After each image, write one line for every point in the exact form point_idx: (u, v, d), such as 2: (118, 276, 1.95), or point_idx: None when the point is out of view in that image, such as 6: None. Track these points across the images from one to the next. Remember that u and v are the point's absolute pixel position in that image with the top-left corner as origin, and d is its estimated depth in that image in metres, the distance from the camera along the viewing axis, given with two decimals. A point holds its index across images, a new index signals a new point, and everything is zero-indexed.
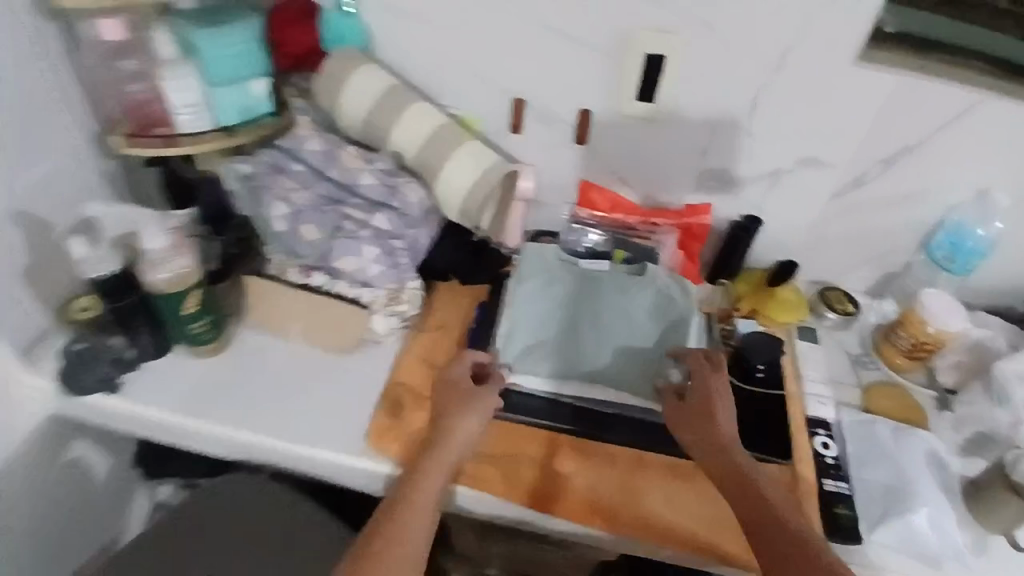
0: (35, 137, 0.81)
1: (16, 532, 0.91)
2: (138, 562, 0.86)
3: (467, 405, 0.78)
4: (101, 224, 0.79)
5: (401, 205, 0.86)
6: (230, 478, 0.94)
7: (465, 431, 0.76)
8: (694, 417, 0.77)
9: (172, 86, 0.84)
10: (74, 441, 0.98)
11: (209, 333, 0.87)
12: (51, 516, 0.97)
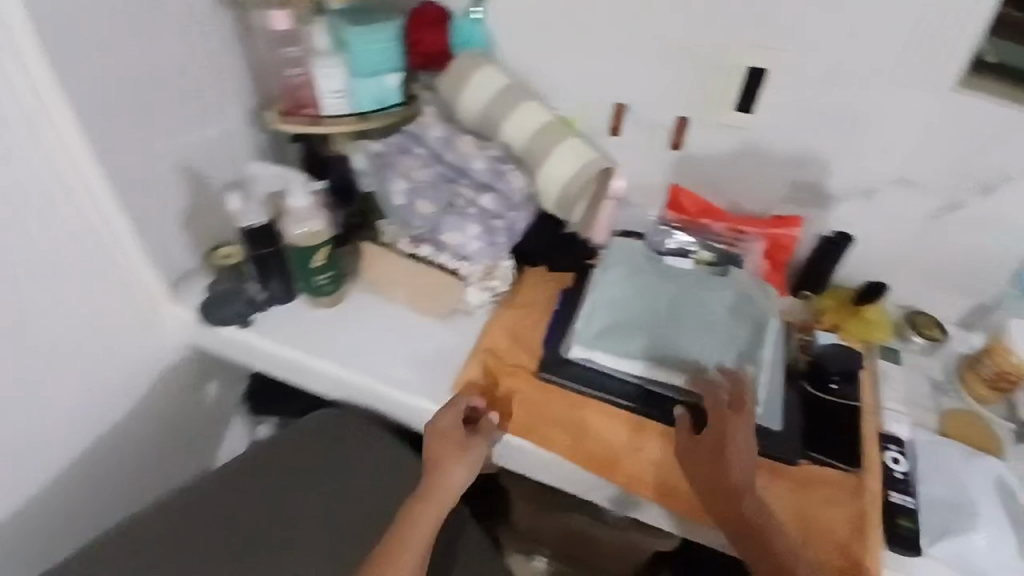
0: (208, 106, 0.98)
1: (123, 446, 1.05)
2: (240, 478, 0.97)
3: (461, 455, 0.87)
4: (254, 181, 0.92)
5: (504, 189, 0.96)
6: (320, 418, 1.03)
7: (456, 478, 0.86)
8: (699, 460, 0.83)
9: (324, 73, 0.97)
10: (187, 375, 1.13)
11: (329, 286, 1.01)
12: (154, 439, 1.11)
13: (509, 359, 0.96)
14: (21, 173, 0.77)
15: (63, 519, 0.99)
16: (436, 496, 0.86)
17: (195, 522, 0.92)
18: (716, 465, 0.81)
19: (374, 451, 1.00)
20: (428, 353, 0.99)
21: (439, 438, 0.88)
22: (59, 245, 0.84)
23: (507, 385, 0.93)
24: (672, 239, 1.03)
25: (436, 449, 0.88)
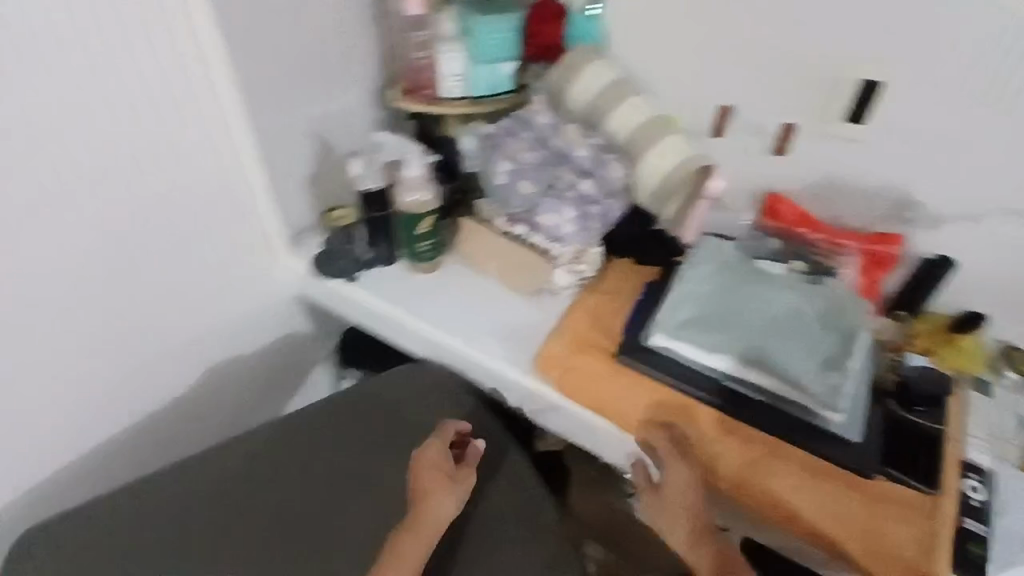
0: (343, 80, 1.06)
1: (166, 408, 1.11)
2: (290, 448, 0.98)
3: (451, 484, 0.88)
4: (382, 148, 1.01)
5: (603, 176, 1.00)
6: (398, 372, 1.06)
7: (447, 506, 0.86)
8: (671, 506, 0.88)
9: (446, 56, 1.04)
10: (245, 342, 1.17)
11: (429, 253, 1.09)
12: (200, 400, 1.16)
13: (590, 340, 0.99)
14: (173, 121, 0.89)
15: (161, 437, 1.13)
16: (429, 525, 0.85)
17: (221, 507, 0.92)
18: (691, 512, 0.87)
19: (448, 412, 1.02)
20: (510, 327, 1.05)
21: (426, 466, 0.89)
22: (196, 183, 0.96)
23: (587, 364, 0.96)
24: (767, 245, 1.04)
25: (425, 476, 0.88)
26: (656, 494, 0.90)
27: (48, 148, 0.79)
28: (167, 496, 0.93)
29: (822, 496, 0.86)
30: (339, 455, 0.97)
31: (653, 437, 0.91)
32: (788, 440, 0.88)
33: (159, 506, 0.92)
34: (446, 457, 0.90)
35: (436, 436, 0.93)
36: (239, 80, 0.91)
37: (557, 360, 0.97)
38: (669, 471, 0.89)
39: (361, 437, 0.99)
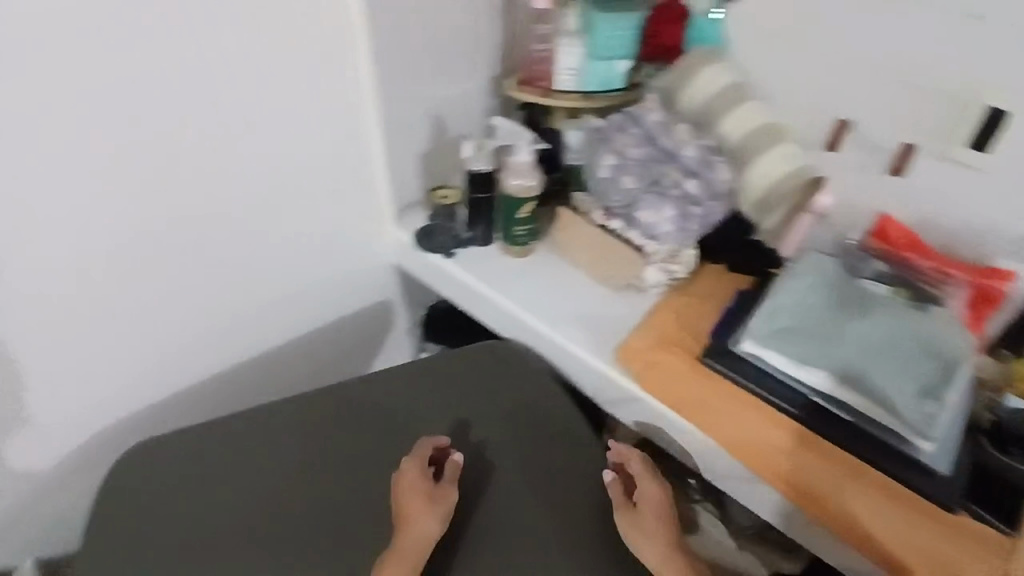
0: (464, 66, 1.11)
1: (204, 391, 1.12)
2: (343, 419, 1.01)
3: (431, 502, 0.88)
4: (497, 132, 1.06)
5: (710, 177, 1.00)
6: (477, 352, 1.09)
7: (428, 525, 0.86)
8: (648, 522, 0.89)
9: (564, 50, 1.08)
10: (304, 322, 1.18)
11: (524, 238, 1.11)
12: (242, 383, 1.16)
13: (675, 338, 0.99)
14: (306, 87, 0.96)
15: (255, 385, 1.18)
16: (410, 546, 0.84)
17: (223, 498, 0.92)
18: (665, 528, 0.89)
19: (524, 394, 1.04)
20: (597, 318, 1.05)
21: (405, 484, 0.89)
22: (321, 149, 1.03)
23: (670, 361, 0.96)
24: (872, 267, 1.01)
25: (407, 495, 0.88)
26: (632, 510, 0.90)
27: (203, 101, 0.88)
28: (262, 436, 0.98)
29: (898, 522, 0.83)
30: (423, 423, 1.01)
31: (635, 461, 0.95)
32: (872, 464, 0.87)
33: (255, 444, 0.98)
34: (423, 475, 0.90)
35: (412, 457, 0.92)
36: (374, 55, 0.98)
37: (639, 355, 0.98)
38: (646, 489, 0.92)
39: (444, 410, 1.03)
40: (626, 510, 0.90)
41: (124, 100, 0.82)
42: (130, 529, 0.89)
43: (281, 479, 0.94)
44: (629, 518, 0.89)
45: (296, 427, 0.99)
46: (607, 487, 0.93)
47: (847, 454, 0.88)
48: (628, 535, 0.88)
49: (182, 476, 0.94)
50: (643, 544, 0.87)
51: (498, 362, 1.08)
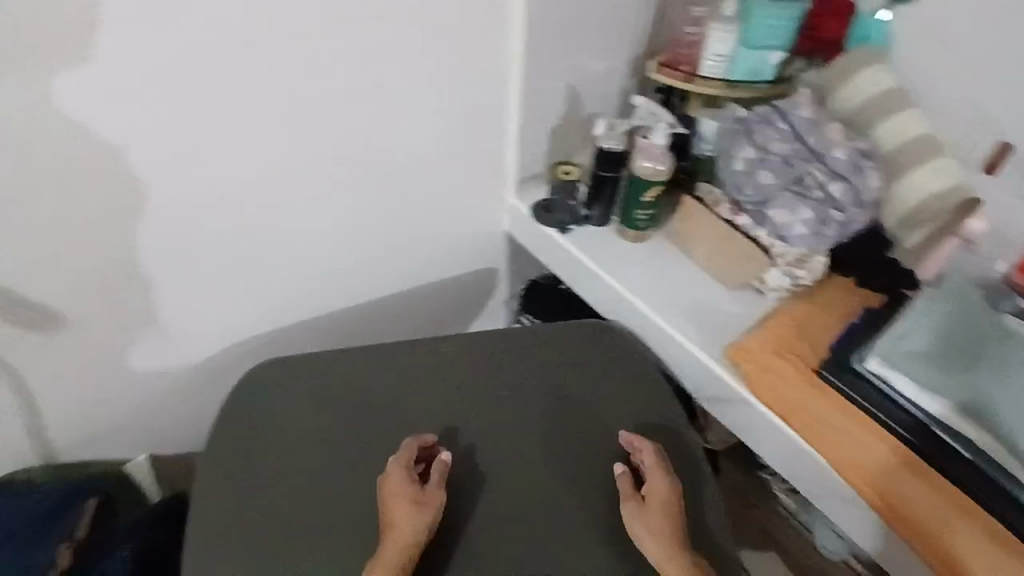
0: (608, 43, 1.08)
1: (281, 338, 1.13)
2: (416, 379, 0.99)
3: (417, 507, 0.83)
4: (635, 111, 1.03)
5: (859, 183, 0.97)
6: (551, 331, 1.04)
7: (413, 531, 0.81)
8: (653, 516, 0.84)
9: (716, 36, 1.03)
10: (404, 279, 1.18)
11: (643, 223, 1.07)
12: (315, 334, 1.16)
13: (791, 346, 0.95)
14: (447, 47, 0.96)
15: (355, 331, 1.20)
16: (396, 548, 0.80)
17: (288, 446, 0.92)
18: (670, 524, 0.84)
19: (593, 384, 1.00)
20: (711, 315, 1.02)
21: (390, 484, 0.85)
22: (416, 121, 1.01)
23: (783, 367, 0.93)
24: (1015, 303, 0.91)
25: (391, 500, 0.84)
26: (640, 505, 0.85)
27: (347, 48, 0.90)
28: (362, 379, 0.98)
29: (997, 565, 0.79)
30: (518, 386, 0.99)
31: (647, 454, 0.90)
32: (983, 506, 0.83)
33: (356, 385, 0.98)
34: (407, 479, 0.85)
35: (397, 458, 0.87)
36: (529, 19, 0.98)
37: (752, 358, 0.94)
38: (654, 484, 0.87)
39: (539, 375, 1.00)
40: (633, 505, 0.85)
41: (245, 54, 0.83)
42: (244, 456, 0.91)
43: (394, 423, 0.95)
44: (635, 513, 0.85)
45: (372, 377, 0.98)
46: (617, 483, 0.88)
47: (957, 490, 0.84)
48: (630, 526, 0.84)
49: (256, 419, 0.94)
50: (648, 544, 0.83)
51: (586, 337, 1.03)
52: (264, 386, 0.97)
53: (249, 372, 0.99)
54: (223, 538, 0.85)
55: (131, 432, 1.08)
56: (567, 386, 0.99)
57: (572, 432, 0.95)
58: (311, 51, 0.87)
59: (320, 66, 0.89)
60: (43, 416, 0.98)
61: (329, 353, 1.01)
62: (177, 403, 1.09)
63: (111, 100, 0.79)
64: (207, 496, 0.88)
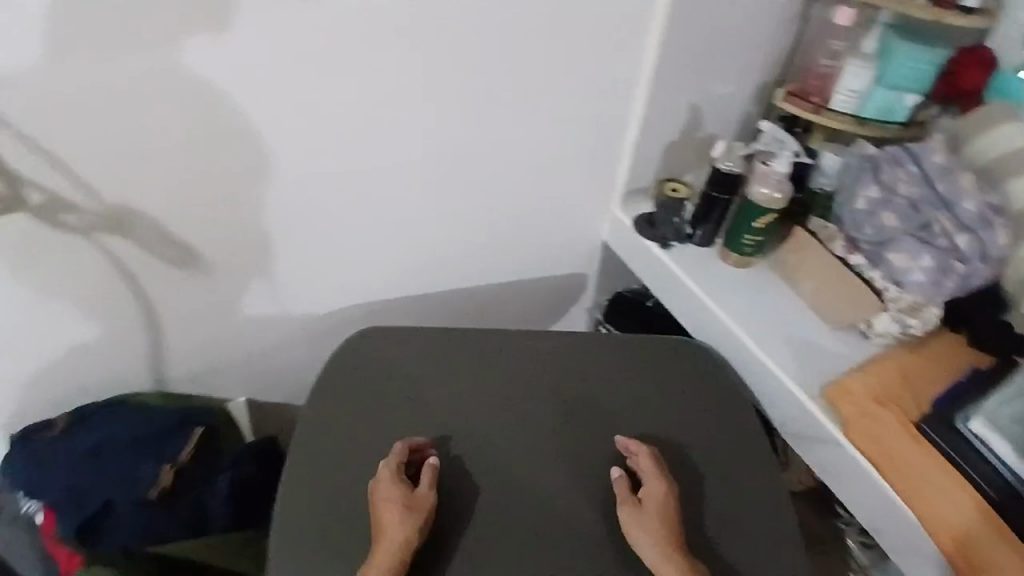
0: (738, 66, 1.07)
1: (370, 317, 1.16)
2: (497, 371, 1.00)
3: (406, 510, 0.82)
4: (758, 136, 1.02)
5: (987, 237, 0.94)
6: (630, 345, 1.04)
7: (405, 532, 0.80)
8: (651, 520, 0.83)
9: (852, 71, 1.02)
10: (499, 270, 1.20)
11: (749, 249, 1.06)
12: (401, 317, 1.19)
13: (892, 393, 0.92)
14: (583, 51, 0.98)
15: (441, 314, 1.22)
16: (387, 547, 0.79)
17: (369, 415, 0.94)
18: (670, 526, 0.83)
19: (663, 402, 0.99)
20: (810, 352, 0.99)
21: (380, 486, 0.84)
22: (536, 119, 1.03)
23: (881, 412, 0.90)
24: None
25: (381, 504, 0.82)
26: (637, 508, 0.85)
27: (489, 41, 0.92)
28: (459, 357, 1.01)
29: None
30: (608, 389, 1.00)
31: (642, 458, 0.89)
32: None
33: (452, 363, 1.00)
34: (392, 481, 0.84)
35: (387, 462, 0.87)
36: (670, 33, 0.99)
37: (852, 402, 0.91)
38: (650, 487, 0.86)
39: (614, 386, 1.00)
40: (630, 508, 0.85)
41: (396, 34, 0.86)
42: (329, 418, 0.93)
43: (479, 407, 0.96)
44: (632, 515, 0.84)
45: (456, 361, 1.00)
46: (613, 486, 0.88)
47: None
48: (628, 530, 0.84)
49: (343, 382, 0.97)
50: (646, 547, 0.82)
51: (668, 355, 1.03)
52: (365, 352, 1.00)
53: (355, 336, 1.03)
54: (314, 490, 0.87)
55: (231, 388, 1.11)
56: (658, 397, 0.99)
57: (661, 444, 0.94)
58: (461, 40, 0.90)
59: (467, 56, 0.92)
60: (166, 360, 1.03)
61: (427, 331, 1.04)
62: (277, 365, 1.12)
63: (267, 67, 0.83)
64: (304, 448, 0.90)
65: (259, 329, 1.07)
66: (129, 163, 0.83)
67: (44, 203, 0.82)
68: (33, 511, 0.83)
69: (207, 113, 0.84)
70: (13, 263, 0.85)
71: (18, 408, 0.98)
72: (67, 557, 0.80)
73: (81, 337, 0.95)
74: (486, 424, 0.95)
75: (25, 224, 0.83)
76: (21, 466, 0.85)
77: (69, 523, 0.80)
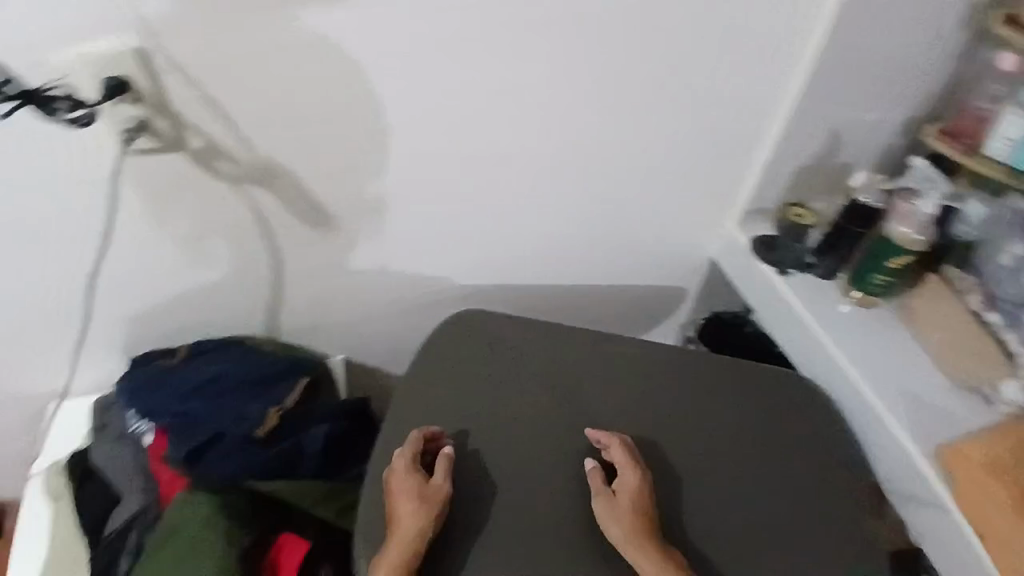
0: (890, 96, 1.02)
1: (470, 297, 1.17)
2: (595, 373, 0.99)
3: (420, 501, 0.82)
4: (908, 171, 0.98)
5: None
6: (731, 368, 1.01)
7: (416, 526, 0.80)
8: (623, 511, 0.85)
9: (1009, 119, 0.95)
10: (602, 269, 1.19)
11: (877, 288, 1.01)
12: (499, 302, 1.20)
13: (1012, 467, 0.85)
14: (730, 63, 0.95)
15: (536, 305, 1.22)
16: (400, 540, 0.80)
17: (463, 393, 0.95)
18: (641, 516, 0.85)
19: (759, 434, 0.96)
20: (927, 408, 0.94)
21: (396, 477, 0.84)
22: (669, 125, 1.01)
23: (997, 486, 0.83)
24: None
25: (397, 498, 0.83)
26: (610, 500, 0.86)
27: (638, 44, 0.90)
28: (557, 351, 1.00)
29: None
30: (705, 407, 0.98)
31: (615, 449, 0.90)
32: None
33: (551, 356, 0.99)
34: (407, 471, 0.84)
35: (404, 451, 0.87)
36: (827, 60, 0.95)
37: (967, 466, 0.86)
38: (625, 480, 0.87)
39: (712, 408, 0.98)
40: (605, 502, 0.86)
41: (550, 27, 0.86)
42: (425, 389, 0.95)
43: (572, 404, 0.96)
44: (608, 508, 0.85)
45: (553, 354, 1.00)
46: (587, 478, 0.88)
47: None
48: (601, 519, 0.85)
49: (438, 355, 0.97)
50: (615, 536, 0.84)
51: (770, 383, 1.01)
52: (464, 331, 1.00)
53: (467, 314, 1.02)
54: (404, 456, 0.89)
55: (330, 343, 1.16)
56: (751, 422, 0.97)
57: (747, 470, 0.93)
58: (613, 45, 0.90)
59: (614, 61, 0.91)
60: (278, 310, 1.08)
61: (531, 319, 1.03)
62: (376, 330, 1.16)
63: (422, 45, 0.84)
64: (399, 414, 0.92)
65: (366, 295, 1.11)
66: (281, 125, 0.87)
67: (202, 148, 0.87)
68: (142, 432, 0.88)
69: (358, 84, 0.86)
70: (164, 201, 0.91)
71: (143, 333, 1.06)
72: (169, 479, 0.85)
73: (208, 277, 1.01)
74: (575, 421, 0.95)
75: (180, 165, 0.88)
76: (138, 388, 0.90)
77: (181, 447, 0.85)
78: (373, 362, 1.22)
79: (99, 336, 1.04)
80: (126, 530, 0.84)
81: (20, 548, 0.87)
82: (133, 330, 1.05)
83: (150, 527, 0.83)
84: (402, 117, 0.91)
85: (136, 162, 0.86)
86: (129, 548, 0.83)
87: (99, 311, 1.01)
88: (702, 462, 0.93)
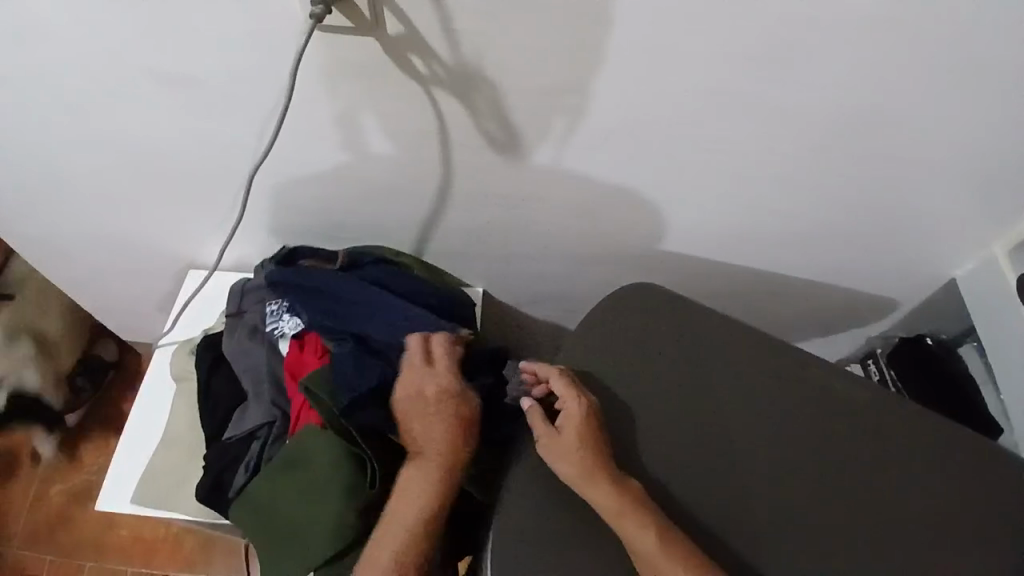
0: None
1: (649, 256, 1.05)
2: (788, 384, 0.85)
3: (434, 422, 0.74)
4: None
5: None
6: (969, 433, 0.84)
7: (433, 455, 0.73)
8: (565, 440, 0.76)
9: None
10: (807, 258, 1.04)
11: None
12: (679, 269, 1.08)
13: None
14: None
15: (717, 286, 1.12)
16: (419, 467, 0.73)
17: (641, 373, 0.85)
18: (589, 444, 0.76)
19: (992, 518, 0.79)
20: None
21: (409, 395, 0.75)
22: (969, 111, 0.78)
23: None
24: None
25: (411, 419, 0.75)
26: (554, 435, 0.77)
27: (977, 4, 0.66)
28: (757, 354, 0.87)
29: None
30: (891, 447, 0.82)
31: (554, 381, 0.81)
32: None
33: (750, 357, 0.87)
34: (463, 393, 0.75)
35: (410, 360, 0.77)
36: None
37: None
38: (567, 411, 0.78)
39: (940, 468, 0.81)
40: (548, 442, 0.77)
41: None
42: (603, 356, 0.87)
43: (753, 415, 0.83)
44: (552, 447, 0.77)
45: (749, 358, 0.87)
46: (530, 420, 0.80)
47: None
48: (549, 454, 0.76)
49: (619, 323, 0.88)
50: (565, 472, 0.75)
51: (1010, 465, 0.82)
52: (648, 305, 0.90)
53: (614, 293, 0.91)
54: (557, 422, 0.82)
55: (484, 269, 1.08)
56: (957, 488, 0.80)
57: (939, 552, 0.77)
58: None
59: (940, 24, 0.69)
60: (436, 225, 0.99)
61: (695, 302, 0.91)
62: (535, 267, 1.07)
63: None
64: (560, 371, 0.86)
65: (530, 230, 1.00)
66: (498, 32, 0.71)
67: (400, 37, 0.72)
68: (281, 336, 0.84)
69: None
70: (341, 88, 0.79)
71: (292, 216, 0.99)
72: (300, 403, 0.79)
73: (371, 177, 0.92)
74: (750, 435, 0.82)
75: (369, 51, 0.74)
76: (302, 295, 0.83)
77: (348, 390, 0.74)
78: (524, 296, 1.15)
79: (249, 213, 0.99)
80: (250, 438, 0.81)
81: (146, 427, 0.88)
82: (286, 211, 0.99)
83: (274, 442, 0.80)
84: (648, 45, 0.72)
85: (326, 38, 0.73)
86: (248, 461, 0.79)
87: (258, 189, 0.94)
88: (884, 518, 0.78)
